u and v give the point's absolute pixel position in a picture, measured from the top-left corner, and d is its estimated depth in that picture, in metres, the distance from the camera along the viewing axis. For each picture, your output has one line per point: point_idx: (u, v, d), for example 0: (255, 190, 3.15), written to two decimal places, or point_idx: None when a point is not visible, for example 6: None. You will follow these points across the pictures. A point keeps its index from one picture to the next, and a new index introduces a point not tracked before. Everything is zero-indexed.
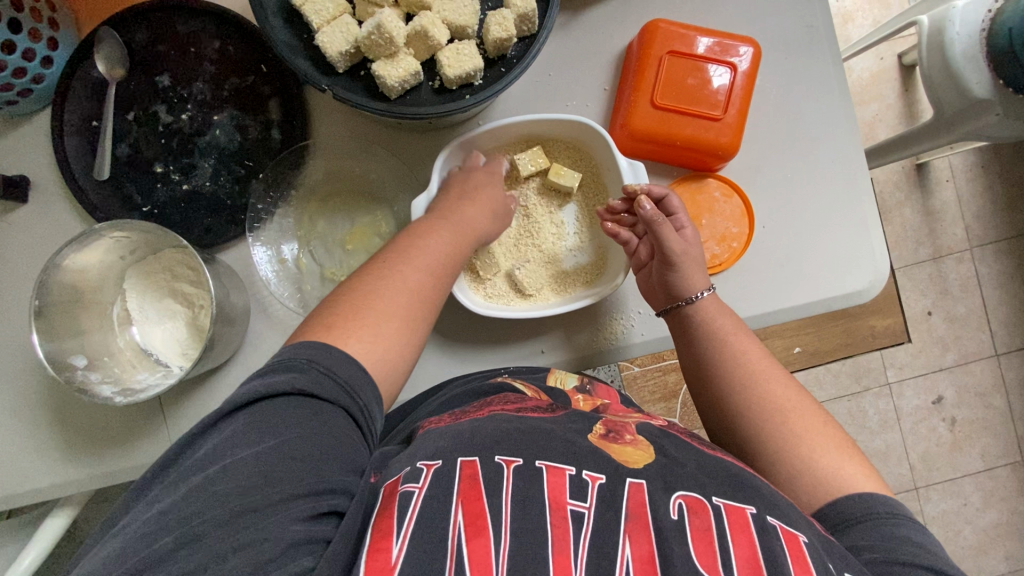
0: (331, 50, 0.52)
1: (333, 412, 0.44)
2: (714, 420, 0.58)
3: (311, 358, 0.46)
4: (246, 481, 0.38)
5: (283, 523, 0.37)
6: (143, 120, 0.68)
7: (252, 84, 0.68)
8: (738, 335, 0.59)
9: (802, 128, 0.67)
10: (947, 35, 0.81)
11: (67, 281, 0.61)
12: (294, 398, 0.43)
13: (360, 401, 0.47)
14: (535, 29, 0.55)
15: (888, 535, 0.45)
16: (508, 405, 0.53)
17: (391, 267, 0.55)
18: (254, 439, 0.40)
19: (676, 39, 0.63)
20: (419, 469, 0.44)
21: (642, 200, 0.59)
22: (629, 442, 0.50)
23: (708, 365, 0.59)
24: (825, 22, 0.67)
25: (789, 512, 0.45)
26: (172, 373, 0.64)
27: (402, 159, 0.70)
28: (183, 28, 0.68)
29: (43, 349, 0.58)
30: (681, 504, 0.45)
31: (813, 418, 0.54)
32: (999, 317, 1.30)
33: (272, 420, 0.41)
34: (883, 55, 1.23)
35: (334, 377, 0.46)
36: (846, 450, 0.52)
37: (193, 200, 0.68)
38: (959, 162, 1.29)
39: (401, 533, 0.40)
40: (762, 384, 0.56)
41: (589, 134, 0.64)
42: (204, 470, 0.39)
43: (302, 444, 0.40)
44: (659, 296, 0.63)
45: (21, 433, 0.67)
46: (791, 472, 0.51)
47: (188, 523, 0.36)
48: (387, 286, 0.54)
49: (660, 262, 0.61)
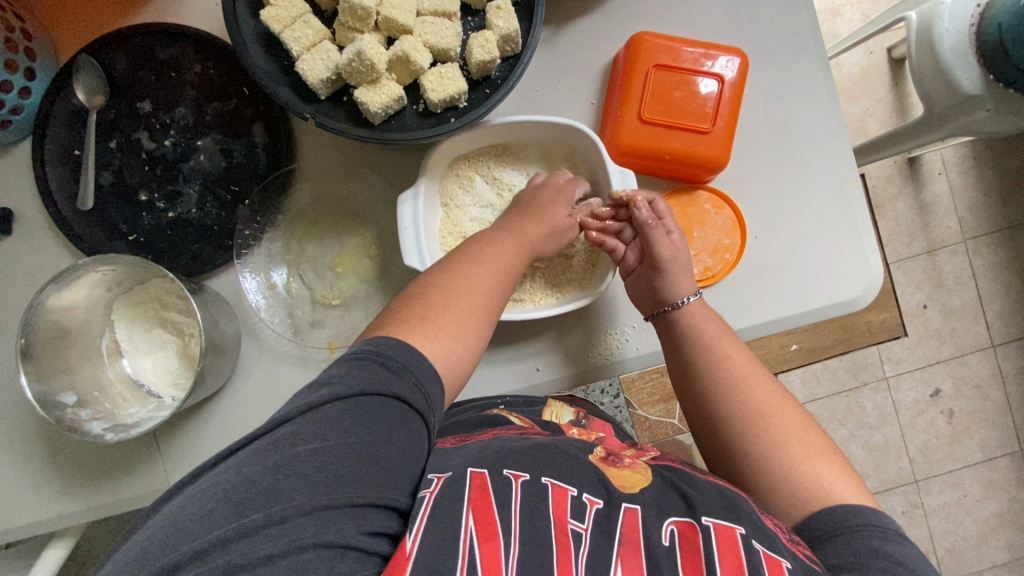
0: (311, 78, 0.52)
1: (418, 427, 0.44)
2: (698, 424, 0.58)
3: (405, 362, 0.46)
4: (335, 475, 0.38)
5: (349, 533, 0.37)
6: (126, 148, 0.67)
7: (234, 107, 0.67)
8: (721, 340, 0.59)
9: (791, 137, 0.66)
10: (936, 31, 0.80)
11: (53, 318, 0.60)
12: (388, 398, 0.43)
13: (435, 416, 0.47)
14: (519, 50, 0.54)
15: (865, 551, 0.44)
16: (512, 429, 0.54)
17: (469, 272, 0.56)
18: (346, 430, 0.40)
19: (661, 52, 0.63)
20: (430, 479, 0.44)
21: (637, 204, 0.60)
22: (626, 467, 0.51)
23: (692, 369, 0.58)
24: (811, 28, 0.66)
25: (773, 536, 0.44)
26: (165, 405, 0.64)
27: (390, 180, 0.69)
28: (163, 52, 0.67)
29: (30, 389, 0.58)
30: (672, 530, 0.44)
31: (796, 426, 0.53)
32: (995, 308, 1.30)
33: (367, 418, 0.41)
34: (872, 49, 1.23)
35: (422, 389, 0.46)
36: (828, 458, 0.51)
37: (179, 227, 0.67)
38: (950, 154, 1.29)
39: (413, 527, 0.39)
40: (744, 388, 0.55)
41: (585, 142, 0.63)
42: (296, 445, 0.38)
43: (387, 451, 0.41)
44: (645, 301, 0.63)
45: (14, 468, 0.66)
46: (770, 481, 0.51)
47: (276, 504, 0.36)
48: (466, 286, 0.55)
49: (649, 267, 0.62)
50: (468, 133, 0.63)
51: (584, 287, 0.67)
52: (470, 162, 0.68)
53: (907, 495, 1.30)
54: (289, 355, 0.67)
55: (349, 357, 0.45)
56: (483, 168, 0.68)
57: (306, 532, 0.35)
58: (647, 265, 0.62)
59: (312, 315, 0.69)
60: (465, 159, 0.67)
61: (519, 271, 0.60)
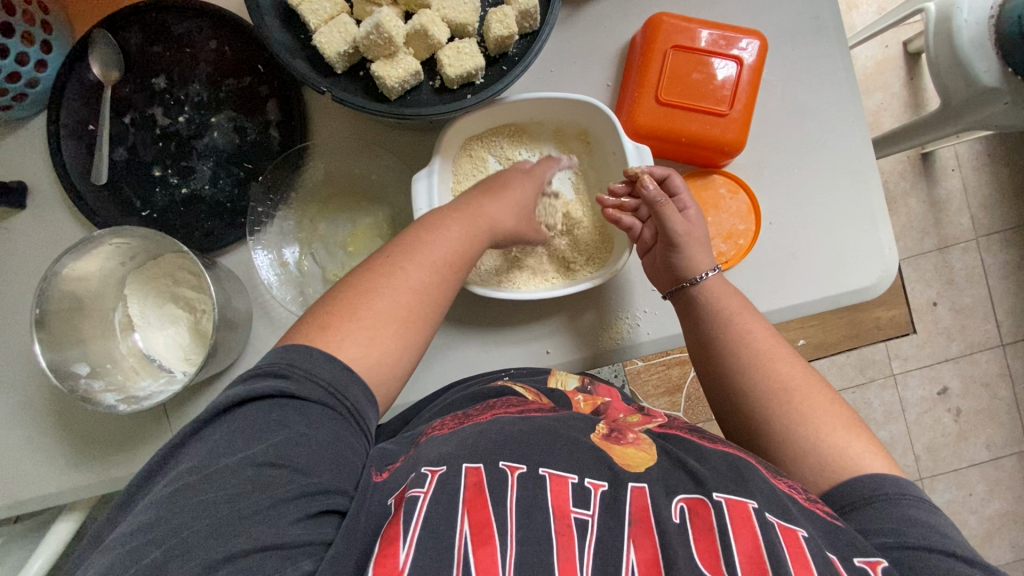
0: (329, 50, 0.52)
1: (321, 414, 0.43)
2: (719, 400, 0.57)
3: (290, 363, 0.45)
4: (234, 488, 0.38)
5: (279, 527, 0.38)
6: (140, 124, 0.67)
7: (249, 84, 0.67)
8: (743, 314, 0.58)
9: (809, 123, 0.66)
10: (955, 22, 0.79)
11: (67, 289, 0.61)
12: (276, 400, 0.43)
13: (349, 401, 0.45)
14: (537, 26, 0.54)
15: (900, 518, 0.45)
16: (511, 408, 0.53)
17: (392, 264, 0.53)
18: (240, 445, 0.40)
19: (679, 33, 0.62)
20: (424, 475, 0.44)
21: (646, 180, 0.59)
22: (631, 443, 0.50)
23: (712, 344, 0.58)
24: (831, 13, 0.65)
25: (788, 506, 0.44)
26: (176, 380, 0.64)
27: (403, 160, 0.69)
28: (178, 28, 0.66)
29: (44, 358, 0.58)
30: (682, 507, 0.44)
31: (819, 397, 0.53)
32: (1005, 307, 1.29)
33: (256, 427, 0.41)
34: (889, 42, 1.21)
35: (317, 379, 0.45)
36: (854, 428, 0.51)
37: (193, 203, 0.67)
38: (964, 151, 1.27)
39: (407, 539, 0.40)
40: (766, 362, 0.55)
41: (599, 121, 0.64)
42: (189, 476, 0.39)
43: (290, 446, 0.41)
44: (665, 278, 0.63)
45: (26, 440, 0.66)
46: (794, 454, 0.51)
47: (175, 536, 0.36)
48: (388, 279, 0.52)
49: (665, 244, 0.61)
50: (477, 112, 0.63)
51: (598, 269, 0.67)
52: (482, 142, 0.67)
53: None
54: None
55: (236, 382, 0.45)
56: (495, 148, 0.68)
57: (226, 543, 0.36)
58: (662, 242, 0.62)
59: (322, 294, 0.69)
60: (477, 138, 0.67)
61: (461, 256, 0.56)
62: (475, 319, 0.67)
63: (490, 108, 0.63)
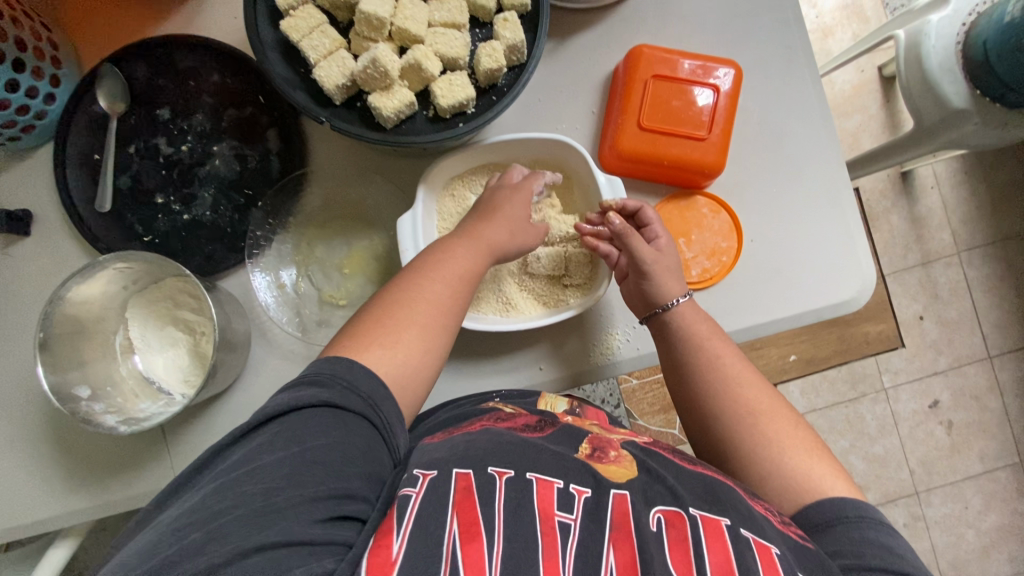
0: (328, 84, 0.55)
1: (358, 424, 0.45)
2: (690, 420, 0.59)
3: (334, 373, 0.47)
4: (271, 484, 0.40)
5: (298, 526, 0.38)
6: (145, 153, 0.69)
7: (250, 115, 0.70)
8: (714, 340, 0.60)
9: (785, 144, 0.69)
10: (923, 48, 0.83)
11: (71, 313, 0.62)
12: (318, 408, 0.45)
13: (383, 415, 0.48)
14: (524, 59, 0.57)
15: (859, 539, 0.46)
16: (500, 421, 0.55)
17: (414, 284, 0.56)
18: (281, 445, 0.42)
19: (659, 63, 0.66)
20: (415, 476, 0.46)
21: (613, 215, 0.62)
22: (613, 461, 0.50)
23: (683, 367, 0.60)
24: (802, 43, 0.69)
25: (761, 523, 0.46)
26: (175, 402, 0.65)
27: (398, 185, 0.72)
28: (182, 62, 0.69)
29: (46, 381, 0.59)
30: (659, 518, 0.45)
31: (784, 421, 0.55)
32: (990, 320, 1.32)
33: (296, 430, 0.43)
34: (864, 67, 1.27)
35: (357, 391, 0.47)
36: (816, 452, 0.53)
37: (193, 229, 0.69)
38: (942, 169, 1.32)
39: (400, 531, 0.41)
40: (735, 385, 0.57)
41: (571, 154, 0.66)
42: (234, 471, 0.41)
43: (327, 452, 0.42)
44: (639, 304, 0.65)
45: (23, 464, 0.67)
46: (762, 474, 0.52)
47: (214, 521, 0.38)
48: (414, 296, 0.55)
49: (636, 273, 0.63)
50: (460, 154, 0.66)
51: (588, 292, 0.68)
52: (465, 182, 0.70)
53: (909, 507, 1.30)
54: (297, 353, 0.69)
55: (282, 388, 0.47)
56: (476, 188, 0.71)
57: (258, 535, 0.37)
58: (634, 271, 0.64)
59: (318, 314, 0.71)
60: (459, 180, 0.70)
61: (471, 273, 0.59)
62: (469, 338, 0.69)
63: (470, 149, 0.66)
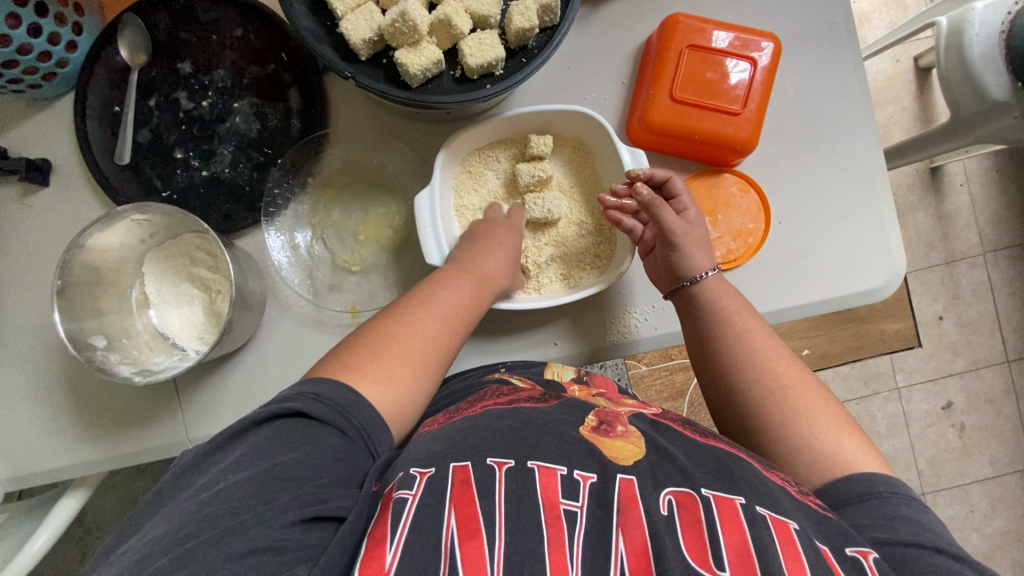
0: (354, 38, 0.53)
1: (326, 432, 0.45)
2: (715, 397, 0.58)
3: (302, 390, 0.47)
4: (236, 502, 0.39)
5: (274, 529, 0.38)
6: (165, 107, 0.68)
7: (271, 72, 0.68)
8: (743, 315, 0.59)
9: (820, 125, 0.67)
10: (966, 37, 0.79)
11: (89, 261, 0.63)
12: (287, 421, 0.45)
13: (355, 420, 0.47)
14: (557, 20, 0.55)
15: (890, 515, 0.45)
16: (501, 399, 0.54)
17: (416, 312, 0.56)
18: (246, 464, 0.42)
19: (695, 33, 0.64)
20: (412, 477, 0.44)
21: (639, 185, 0.60)
22: (619, 436, 0.50)
23: (712, 344, 0.58)
24: (845, 18, 0.67)
25: (778, 498, 0.44)
26: (189, 357, 0.65)
27: (418, 151, 0.70)
28: (205, 16, 0.68)
29: (63, 328, 0.60)
30: (670, 500, 0.44)
31: (814, 396, 0.53)
32: (1011, 324, 1.29)
33: (265, 448, 0.43)
34: (899, 57, 1.22)
35: (326, 401, 0.47)
36: (848, 429, 0.51)
37: (213, 186, 0.68)
38: (973, 165, 1.27)
39: (394, 540, 0.40)
40: (763, 360, 0.56)
41: (593, 126, 0.65)
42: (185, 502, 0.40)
43: (294, 465, 0.42)
44: (665, 279, 0.64)
45: (38, 413, 0.68)
46: (791, 451, 0.51)
47: (170, 553, 0.36)
48: (407, 327, 0.55)
49: (663, 245, 0.62)
50: (480, 125, 0.64)
51: (605, 271, 0.68)
52: (481, 157, 0.68)
53: None
54: (311, 317, 0.69)
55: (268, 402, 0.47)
56: (493, 163, 0.69)
57: (224, 547, 0.36)
58: (661, 243, 0.62)
59: (330, 278, 0.71)
60: (477, 154, 0.68)
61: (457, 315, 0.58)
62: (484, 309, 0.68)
63: (489, 121, 0.64)
